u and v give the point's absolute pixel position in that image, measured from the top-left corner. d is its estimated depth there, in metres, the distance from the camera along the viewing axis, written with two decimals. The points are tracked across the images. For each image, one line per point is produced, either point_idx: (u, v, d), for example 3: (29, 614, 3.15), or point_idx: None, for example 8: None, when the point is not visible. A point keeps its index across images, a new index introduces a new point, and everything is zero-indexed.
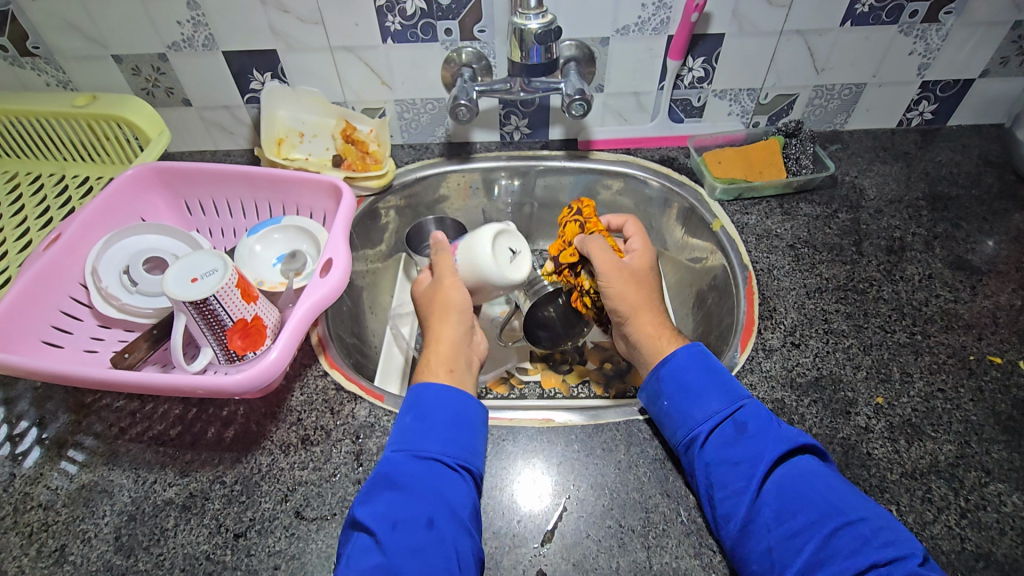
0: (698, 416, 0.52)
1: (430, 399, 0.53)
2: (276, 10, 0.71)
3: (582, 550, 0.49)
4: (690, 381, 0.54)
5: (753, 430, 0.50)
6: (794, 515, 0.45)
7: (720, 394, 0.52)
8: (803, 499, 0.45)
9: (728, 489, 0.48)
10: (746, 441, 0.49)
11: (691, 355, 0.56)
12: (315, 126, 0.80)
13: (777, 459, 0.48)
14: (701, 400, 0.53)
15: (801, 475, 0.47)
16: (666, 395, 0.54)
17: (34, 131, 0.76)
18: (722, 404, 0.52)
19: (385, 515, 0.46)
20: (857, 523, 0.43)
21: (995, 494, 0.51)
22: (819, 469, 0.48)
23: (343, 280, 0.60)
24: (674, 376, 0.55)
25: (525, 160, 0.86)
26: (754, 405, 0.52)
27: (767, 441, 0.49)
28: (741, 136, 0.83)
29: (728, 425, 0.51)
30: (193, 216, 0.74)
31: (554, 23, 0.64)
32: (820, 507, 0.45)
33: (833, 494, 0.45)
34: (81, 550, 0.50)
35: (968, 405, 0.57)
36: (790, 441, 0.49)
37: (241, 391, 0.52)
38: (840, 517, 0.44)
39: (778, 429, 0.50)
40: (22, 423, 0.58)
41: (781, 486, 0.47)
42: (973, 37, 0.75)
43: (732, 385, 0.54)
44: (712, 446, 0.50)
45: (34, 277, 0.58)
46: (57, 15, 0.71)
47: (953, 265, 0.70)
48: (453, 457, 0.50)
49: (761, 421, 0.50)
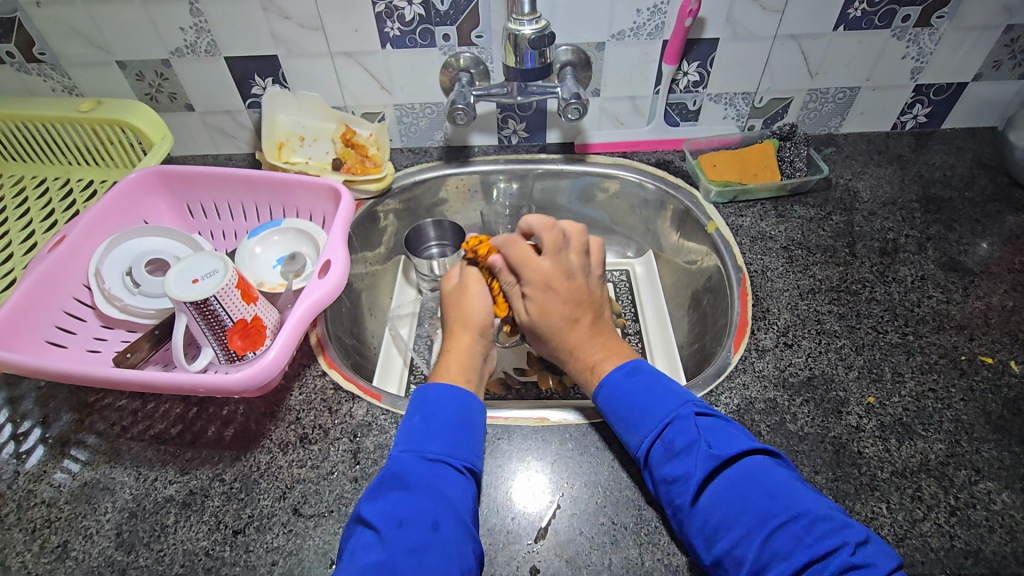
0: (635, 442, 0.52)
1: (436, 401, 0.54)
2: (277, 16, 0.72)
3: (575, 547, 0.50)
4: (620, 405, 0.54)
5: (681, 446, 0.49)
6: (733, 525, 0.44)
7: (652, 412, 0.52)
8: (738, 506, 0.45)
9: (674, 506, 0.48)
10: (677, 459, 0.49)
11: (615, 379, 0.56)
12: (316, 130, 0.82)
13: (706, 477, 0.47)
14: (634, 424, 0.52)
15: (732, 485, 0.46)
16: (608, 417, 0.55)
17: (40, 135, 0.78)
18: (649, 428, 0.51)
19: (391, 513, 0.46)
20: (792, 523, 0.43)
21: (985, 492, 0.51)
22: (755, 471, 0.46)
23: (340, 282, 0.61)
24: (609, 401, 0.55)
25: (522, 164, 0.87)
26: (682, 416, 0.51)
27: (695, 458, 0.48)
28: (737, 139, 0.84)
29: (658, 447, 0.50)
30: (195, 219, 0.75)
31: (547, 28, 0.65)
32: (753, 515, 0.44)
33: (765, 499, 0.45)
34: (83, 545, 0.51)
35: (959, 404, 0.57)
36: (716, 456, 0.47)
37: (240, 390, 0.53)
38: (773, 521, 0.43)
39: (702, 443, 0.49)
40: (25, 422, 0.59)
41: (714, 498, 0.46)
42: (965, 41, 0.76)
43: (664, 398, 0.53)
44: (654, 466, 0.50)
45: (38, 279, 0.59)
46: (63, 22, 0.72)
47: (946, 267, 0.70)
48: (457, 459, 0.51)
49: (688, 436, 0.49)
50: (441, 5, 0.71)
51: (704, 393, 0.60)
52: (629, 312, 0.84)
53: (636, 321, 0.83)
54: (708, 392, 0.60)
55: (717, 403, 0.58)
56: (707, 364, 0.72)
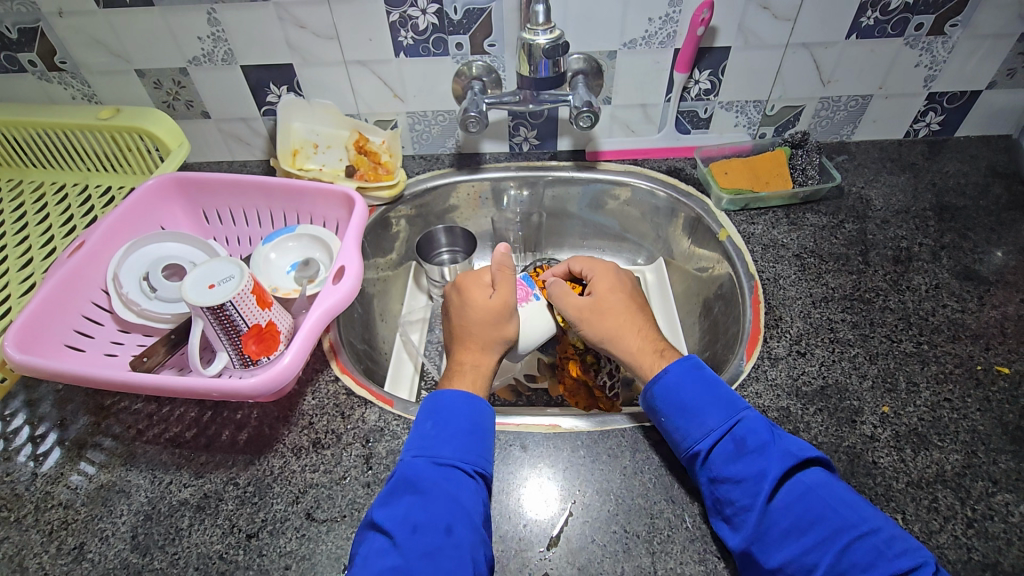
0: (697, 435, 0.51)
1: (448, 406, 0.54)
2: (293, 25, 0.73)
3: (587, 555, 0.50)
4: (684, 398, 0.53)
5: (754, 445, 0.49)
6: (805, 531, 0.45)
7: (718, 409, 0.52)
8: (815, 513, 0.45)
9: (735, 508, 0.48)
10: (750, 457, 0.49)
11: (683, 370, 0.55)
12: (330, 137, 0.83)
13: (782, 477, 0.47)
14: (698, 417, 0.52)
15: (811, 490, 0.47)
16: (663, 411, 0.54)
17: (60, 142, 0.79)
18: (719, 421, 0.51)
19: (405, 518, 0.47)
20: (870, 535, 0.44)
21: (1002, 504, 0.51)
22: (827, 482, 0.47)
23: (354, 288, 0.61)
24: (670, 394, 0.54)
25: (534, 170, 0.87)
26: (752, 415, 0.51)
27: (771, 457, 0.48)
28: (749, 147, 0.84)
29: (718, 448, 0.50)
30: (210, 224, 0.76)
31: (562, 37, 0.65)
32: (833, 522, 0.45)
33: (843, 508, 0.45)
34: (99, 548, 0.51)
35: (975, 415, 0.57)
36: (792, 455, 0.48)
37: (256, 394, 0.54)
38: (852, 531, 0.44)
39: (779, 443, 0.49)
40: (43, 424, 0.60)
41: (790, 501, 0.47)
42: (979, 49, 0.75)
43: (729, 398, 0.53)
44: (716, 463, 0.50)
45: (58, 283, 0.60)
46: (85, 31, 0.74)
47: (960, 276, 0.70)
48: (469, 463, 0.51)
49: (761, 436, 0.50)
50: (454, 15, 0.72)
51: None
52: None
53: None
54: None
55: None
56: (719, 372, 0.71)
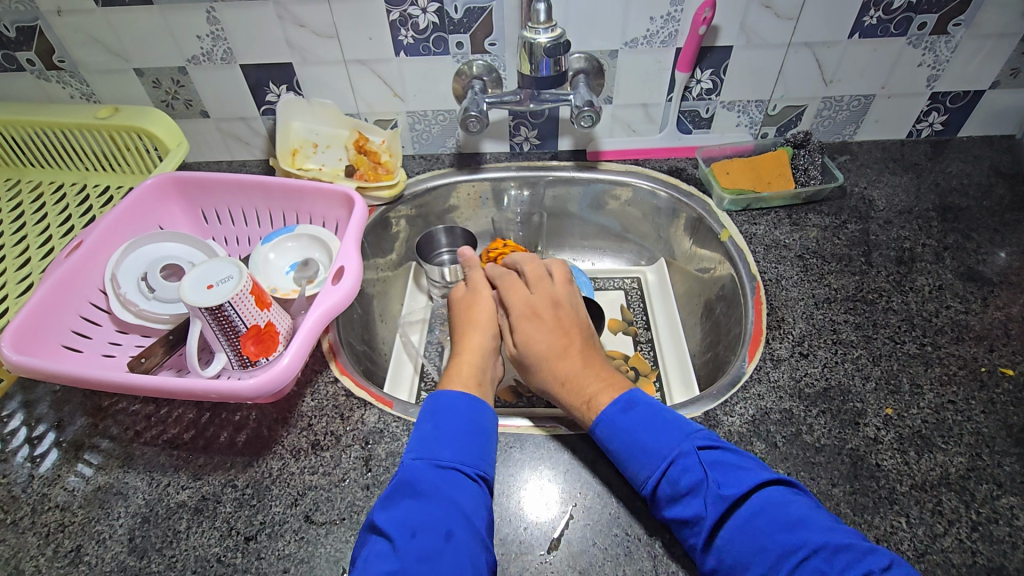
0: (638, 482, 0.50)
1: (448, 407, 0.54)
2: (293, 24, 0.73)
3: (588, 559, 0.49)
4: (620, 443, 0.51)
5: (684, 485, 0.47)
6: (749, 566, 0.43)
7: (648, 453, 0.49)
8: (755, 547, 0.43)
9: (690, 547, 0.46)
10: (686, 499, 0.46)
11: (612, 417, 0.52)
12: (330, 137, 0.82)
13: (720, 516, 0.45)
14: (631, 463, 0.50)
15: (748, 522, 0.44)
16: (608, 456, 0.52)
17: (58, 141, 0.79)
18: (649, 467, 0.49)
19: (405, 522, 0.46)
20: (813, 556, 0.41)
21: (1007, 507, 0.50)
22: (763, 507, 0.44)
23: (354, 288, 0.61)
24: (608, 440, 0.52)
25: (534, 170, 0.87)
26: (683, 452, 0.48)
27: (699, 497, 0.46)
28: (750, 147, 0.83)
29: (663, 489, 0.48)
30: (209, 224, 0.76)
31: (563, 36, 0.65)
32: (773, 551, 0.42)
33: (780, 533, 0.43)
34: (96, 550, 0.51)
35: (979, 417, 0.56)
36: (722, 496, 0.45)
37: (255, 396, 0.53)
38: (795, 556, 0.41)
39: (707, 482, 0.46)
40: (40, 425, 0.59)
41: (732, 535, 0.44)
42: (982, 48, 0.75)
43: (660, 433, 0.50)
44: (663, 506, 0.48)
45: (55, 283, 0.60)
46: (84, 30, 0.73)
47: (964, 277, 0.69)
48: (471, 465, 0.50)
49: (692, 475, 0.47)
50: (455, 14, 0.72)
51: (718, 403, 0.59)
52: (641, 320, 0.85)
53: (647, 329, 0.84)
54: (723, 401, 0.59)
55: (732, 414, 0.58)
56: (720, 373, 0.71)
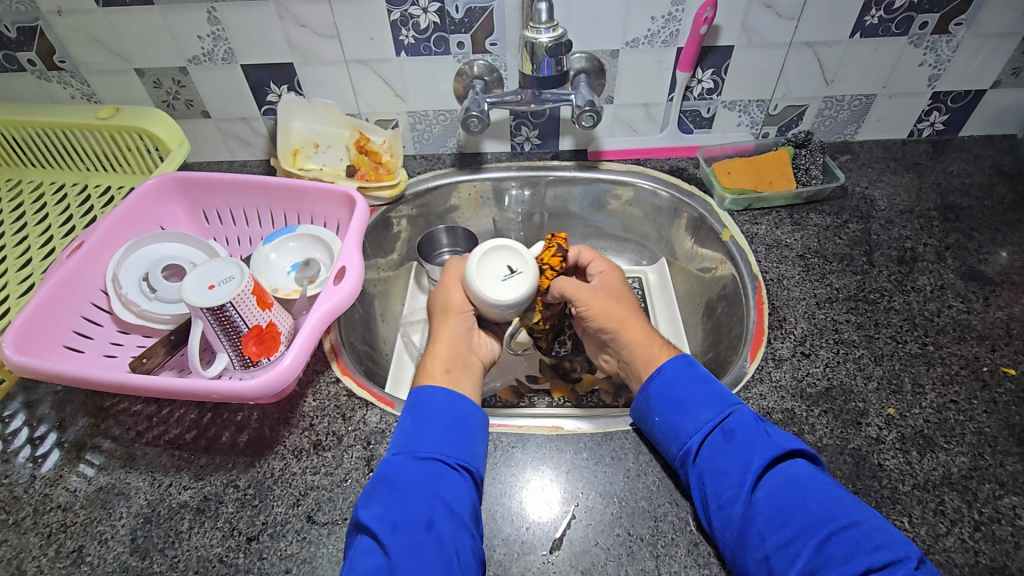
0: (689, 429, 0.52)
1: (426, 403, 0.54)
2: (293, 24, 0.73)
3: (591, 558, 0.49)
4: (678, 393, 0.54)
5: (742, 438, 0.50)
6: (786, 522, 0.45)
7: (711, 404, 0.52)
8: (795, 505, 0.45)
9: (721, 501, 0.47)
10: (738, 449, 0.49)
11: (676, 366, 0.56)
12: (331, 137, 0.82)
13: (764, 467, 0.48)
14: (692, 411, 0.52)
15: (795, 482, 0.47)
16: (656, 408, 0.54)
17: (59, 142, 0.79)
18: (711, 413, 0.52)
19: (384, 517, 0.46)
20: (852, 527, 0.43)
21: (1010, 507, 0.50)
22: (811, 474, 0.47)
23: (356, 288, 0.61)
24: (664, 387, 0.55)
25: (535, 170, 0.87)
26: (742, 411, 0.52)
27: (756, 448, 0.49)
28: (751, 147, 0.83)
29: (717, 435, 0.50)
30: (210, 224, 0.76)
31: (564, 36, 0.65)
32: (813, 513, 0.44)
33: (825, 499, 0.45)
34: (98, 550, 0.51)
35: (981, 417, 0.56)
36: (778, 446, 0.49)
37: (257, 395, 0.53)
38: (833, 522, 0.44)
39: (766, 436, 0.50)
40: (42, 426, 0.59)
41: (774, 491, 0.46)
42: (984, 47, 0.75)
43: (720, 392, 0.53)
44: (705, 458, 0.50)
45: (57, 283, 0.60)
46: (84, 30, 0.73)
47: (966, 276, 0.69)
48: (452, 457, 0.51)
49: (749, 428, 0.50)
50: (456, 14, 0.71)
51: None
52: None
53: (649, 329, 0.84)
54: None
55: None
56: (722, 373, 0.71)
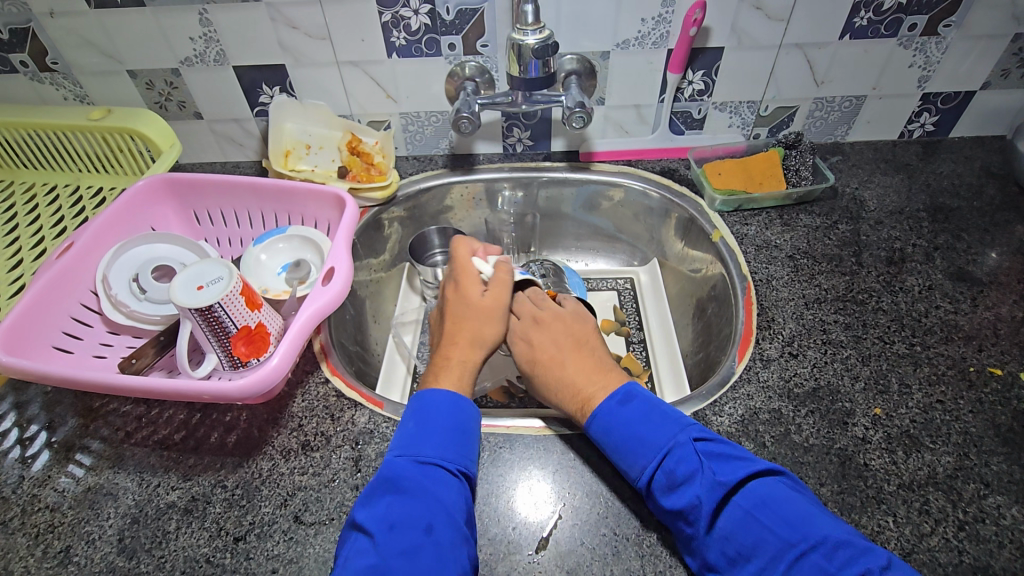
0: (635, 471, 0.50)
1: (431, 404, 0.54)
2: (285, 26, 0.73)
3: (576, 558, 0.49)
4: (617, 435, 0.52)
5: (683, 475, 0.48)
6: (749, 558, 0.44)
7: (649, 440, 0.51)
8: (756, 538, 0.44)
9: (686, 536, 0.47)
10: (681, 490, 0.47)
11: (609, 410, 0.54)
12: (323, 138, 0.83)
13: (716, 505, 0.46)
14: (629, 456, 0.51)
15: (749, 515, 0.45)
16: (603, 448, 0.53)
17: (52, 143, 0.79)
18: (648, 458, 0.50)
19: (383, 517, 0.46)
20: (813, 552, 0.42)
21: (994, 506, 0.50)
22: (765, 500, 0.45)
23: (345, 288, 0.61)
24: (600, 434, 0.53)
25: (527, 172, 0.87)
26: (681, 443, 0.49)
27: (699, 488, 0.47)
28: (742, 148, 0.84)
29: (659, 478, 0.49)
30: (201, 225, 0.76)
31: (551, 38, 0.65)
32: (773, 545, 0.43)
33: (782, 525, 0.44)
34: (85, 551, 0.51)
35: (968, 416, 0.56)
36: (721, 483, 0.47)
37: (244, 396, 0.54)
38: (795, 550, 0.42)
39: (706, 471, 0.47)
40: (32, 427, 0.59)
41: (731, 526, 0.45)
42: (973, 50, 0.75)
43: (659, 425, 0.51)
44: (657, 496, 0.49)
45: (46, 284, 0.60)
46: (77, 32, 0.74)
47: (954, 277, 0.69)
48: (451, 461, 0.51)
49: (688, 464, 0.48)
50: (447, 15, 0.72)
51: (708, 403, 0.59)
52: (633, 320, 0.86)
53: (639, 329, 0.85)
54: (712, 401, 0.59)
55: (720, 414, 0.58)
56: (711, 373, 0.71)
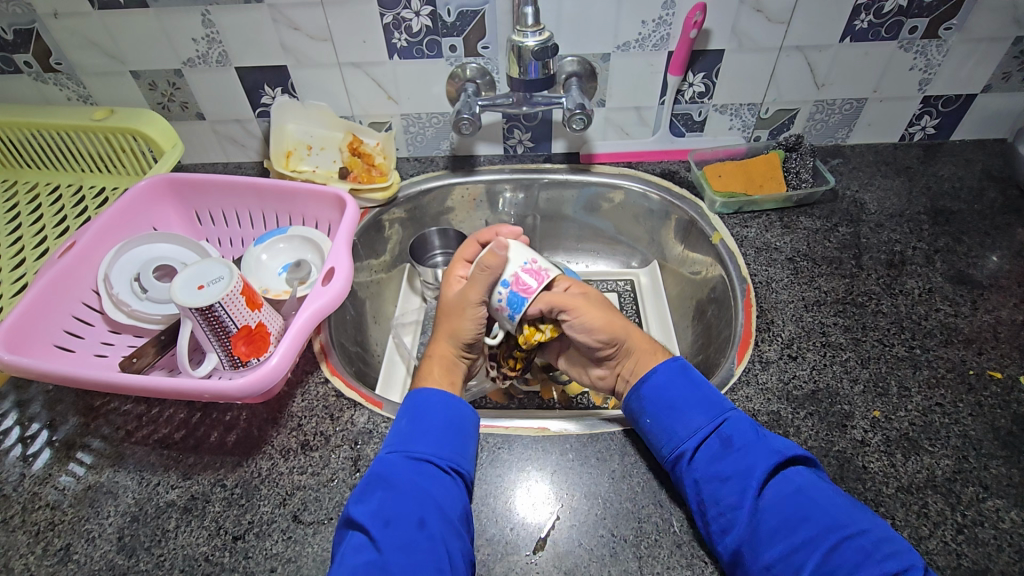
0: (683, 434, 0.52)
1: (424, 402, 0.54)
2: (287, 27, 0.73)
3: (574, 559, 0.49)
4: (671, 398, 0.54)
5: (739, 444, 0.50)
6: (793, 530, 0.45)
7: (705, 409, 0.53)
8: (803, 512, 0.46)
9: (722, 507, 0.48)
10: (734, 455, 0.50)
11: (670, 374, 0.56)
12: (324, 139, 0.83)
13: (768, 474, 0.48)
14: (685, 416, 0.53)
15: (800, 489, 0.47)
16: (648, 412, 0.55)
17: (55, 143, 0.80)
18: (706, 419, 0.52)
19: (377, 513, 0.47)
20: (857, 537, 0.44)
21: (993, 510, 0.50)
22: (813, 482, 0.48)
23: (345, 288, 0.61)
24: (656, 394, 0.55)
25: (528, 173, 0.87)
26: (739, 416, 0.52)
27: (757, 454, 0.49)
28: (742, 150, 0.84)
29: (716, 439, 0.51)
30: (202, 225, 0.76)
31: (551, 40, 0.66)
32: (821, 522, 0.45)
33: (831, 508, 0.46)
34: (85, 549, 0.51)
35: (967, 419, 0.56)
36: (778, 454, 0.49)
37: (243, 395, 0.54)
38: (842, 530, 0.44)
39: (764, 443, 0.50)
40: (33, 425, 0.59)
41: (778, 499, 0.47)
42: (974, 53, 0.75)
43: (714, 398, 0.54)
44: (700, 462, 0.50)
45: (48, 282, 0.60)
46: (80, 33, 0.74)
47: (954, 280, 0.69)
48: (444, 458, 0.51)
49: (747, 436, 0.51)
50: (448, 17, 0.72)
51: None
52: (633, 322, 0.86)
53: (639, 331, 0.85)
54: None
55: None
56: (710, 376, 0.71)
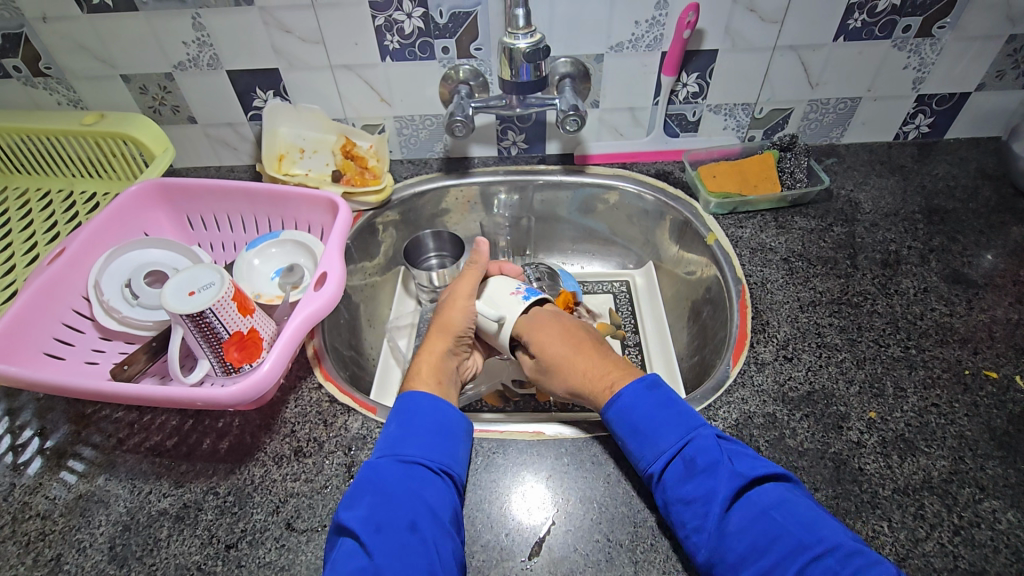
0: (650, 457, 0.50)
1: (415, 406, 0.54)
2: (278, 30, 0.73)
3: (569, 565, 0.49)
4: (636, 420, 0.52)
5: (703, 464, 0.48)
6: (762, 553, 0.43)
7: (670, 428, 0.51)
8: (772, 533, 0.43)
9: (688, 529, 0.47)
10: (699, 478, 0.47)
11: (636, 392, 0.53)
12: (317, 142, 0.82)
13: (733, 495, 0.46)
14: (652, 439, 0.51)
15: (786, 485, 0.47)
16: (619, 434, 0.53)
17: (45, 148, 0.79)
18: (672, 440, 0.50)
19: (368, 518, 0.46)
20: (825, 556, 0.42)
21: (989, 511, 0.50)
22: (784, 499, 0.45)
23: (337, 293, 0.61)
24: (622, 417, 0.53)
25: (522, 174, 0.87)
26: (704, 433, 0.50)
27: (720, 477, 0.47)
28: (737, 150, 0.84)
29: (678, 463, 0.49)
30: (194, 230, 0.76)
31: (542, 42, 0.65)
32: (788, 543, 0.43)
33: (798, 528, 0.43)
34: (76, 559, 0.51)
35: (963, 420, 0.56)
36: (742, 475, 0.47)
37: (235, 403, 0.53)
38: (808, 552, 0.42)
39: (727, 462, 0.48)
40: (24, 433, 0.59)
41: (744, 522, 0.45)
42: (968, 51, 0.75)
43: (684, 415, 0.51)
44: (668, 485, 0.49)
45: (37, 290, 0.59)
46: (70, 37, 0.73)
47: (949, 279, 0.69)
48: (435, 461, 0.51)
49: (710, 454, 0.48)
50: (440, 18, 0.71)
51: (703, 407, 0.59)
52: (629, 323, 0.86)
53: (635, 332, 0.85)
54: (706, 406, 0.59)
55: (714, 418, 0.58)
56: (706, 377, 0.71)
